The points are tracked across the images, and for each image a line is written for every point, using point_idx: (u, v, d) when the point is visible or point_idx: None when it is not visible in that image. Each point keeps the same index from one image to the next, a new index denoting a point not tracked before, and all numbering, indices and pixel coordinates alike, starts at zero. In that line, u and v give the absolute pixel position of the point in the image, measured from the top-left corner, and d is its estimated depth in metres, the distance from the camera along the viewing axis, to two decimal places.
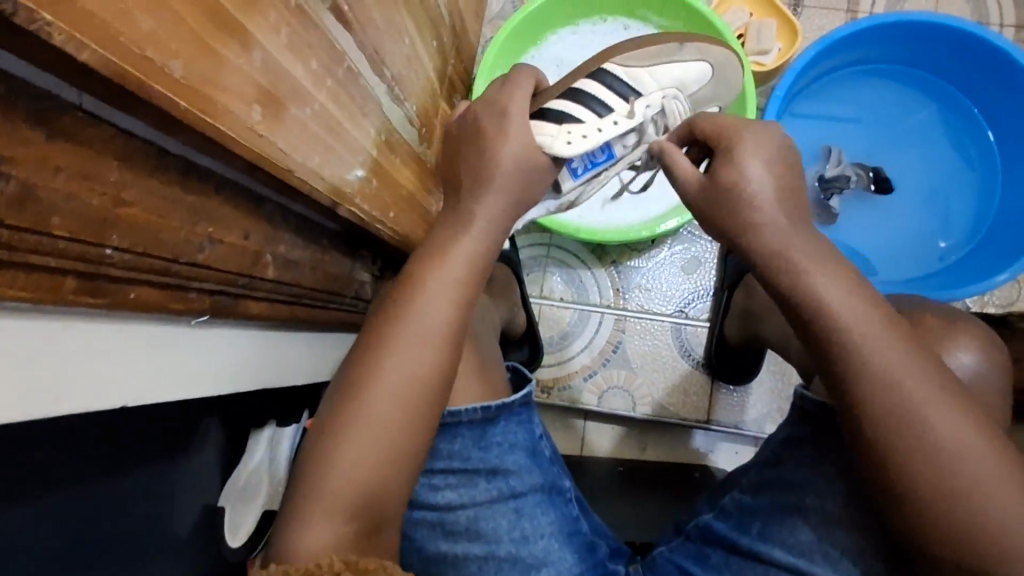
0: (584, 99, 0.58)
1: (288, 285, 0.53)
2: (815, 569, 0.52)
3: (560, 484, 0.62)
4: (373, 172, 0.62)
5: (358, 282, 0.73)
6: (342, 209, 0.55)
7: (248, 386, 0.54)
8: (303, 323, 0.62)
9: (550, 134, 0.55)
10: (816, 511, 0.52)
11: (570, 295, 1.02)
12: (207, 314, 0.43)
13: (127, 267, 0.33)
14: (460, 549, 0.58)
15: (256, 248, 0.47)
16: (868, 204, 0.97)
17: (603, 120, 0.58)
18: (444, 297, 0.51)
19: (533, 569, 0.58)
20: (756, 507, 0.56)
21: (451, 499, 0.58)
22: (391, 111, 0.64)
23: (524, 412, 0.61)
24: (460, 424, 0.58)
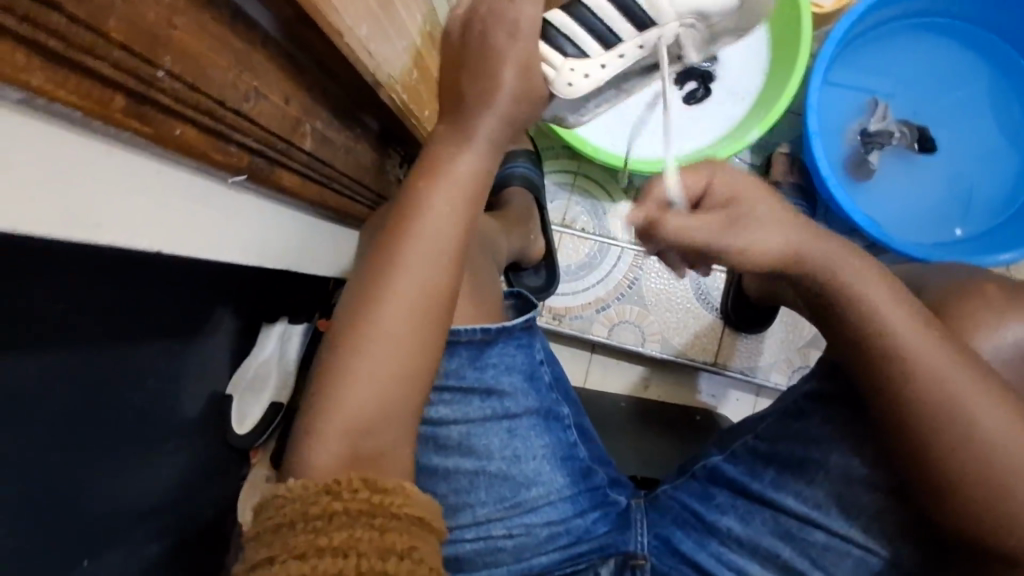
0: (593, 23, 0.52)
1: (322, 163, 0.52)
2: (827, 520, 0.53)
3: (558, 410, 0.62)
4: (415, 63, 0.60)
5: (385, 181, 0.72)
6: (381, 93, 0.54)
7: (274, 263, 0.54)
8: (330, 213, 0.61)
9: (551, 67, 0.52)
10: (833, 465, 0.53)
11: (592, 227, 1.01)
12: (245, 175, 0.42)
13: (175, 98, 0.33)
14: (451, 463, 0.58)
15: (296, 115, 0.46)
16: (905, 164, 0.95)
17: (607, 55, 0.52)
18: (448, 215, 0.48)
19: (522, 487, 0.60)
20: (772, 456, 0.56)
21: (445, 414, 0.58)
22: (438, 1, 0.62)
23: (521, 336, 0.60)
24: (458, 343, 0.56)
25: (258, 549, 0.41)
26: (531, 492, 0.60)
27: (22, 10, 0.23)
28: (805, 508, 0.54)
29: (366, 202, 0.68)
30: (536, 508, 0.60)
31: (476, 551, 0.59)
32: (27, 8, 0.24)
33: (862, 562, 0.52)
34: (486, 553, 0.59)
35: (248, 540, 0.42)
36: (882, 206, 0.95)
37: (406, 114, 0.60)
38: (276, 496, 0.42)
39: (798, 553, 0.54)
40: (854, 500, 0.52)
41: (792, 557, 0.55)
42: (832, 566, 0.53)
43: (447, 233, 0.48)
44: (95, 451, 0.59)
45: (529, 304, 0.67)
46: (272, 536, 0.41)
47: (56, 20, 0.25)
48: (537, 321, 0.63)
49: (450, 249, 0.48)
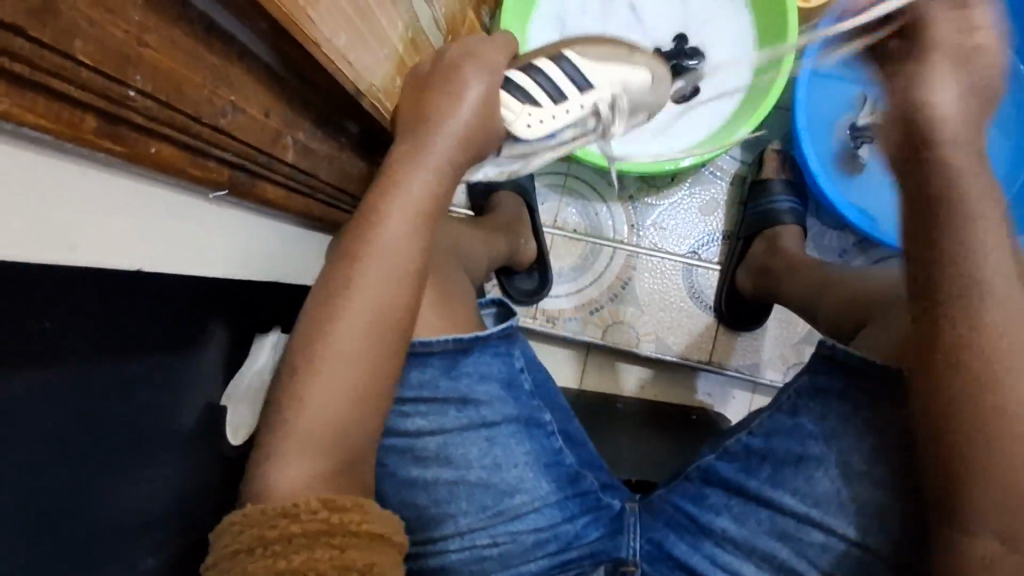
0: (545, 81, 0.58)
1: (305, 173, 0.52)
2: (827, 518, 0.53)
3: (539, 417, 0.62)
4: (398, 70, 0.60)
5: None
6: (364, 102, 0.54)
7: (260, 276, 0.54)
8: (317, 222, 0.60)
9: (513, 111, 0.57)
10: (830, 462, 0.53)
11: (583, 228, 1.01)
12: (225, 189, 0.42)
13: (147, 116, 0.32)
14: (430, 474, 0.58)
15: (277, 127, 0.46)
16: None
17: (557, 107, 0.58)
18: (397, 228, 0.50)
19: (505, 495, 0.59)
20: (768, 453, 0.56)
21: (420, 425, 0.58)
22: (420, 8, 0.62)
23: (497, 342, 0.59)
24: (431, 354, 0.57)
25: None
26: (514, 499, 0.60)
27: None
28: (797, 506, 0.54)
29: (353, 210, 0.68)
30: (521, 515, 0.60)
31: (463, 561, 0.59)
32: None
33: (861, 561, 0.51)
34: (472, 562, 0.59)
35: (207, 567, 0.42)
36: (874, 200, 0.94)
37: (389, 121, 0.60)
38: (233, 522, 0.42)
39: (793, 552, 0.54)
40: (844, 494, 0.52)
41: (789, 558, 0.54)
42: (828, 565, 0.53)
43: (405, 250, 0.50)
44: (91, 467, 0.59)
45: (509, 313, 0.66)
46: (231, 562, 0.41)
47: (20, 44, 0.25)
48: (516, 328, 0.62)
49: (404, 259, 0.50)
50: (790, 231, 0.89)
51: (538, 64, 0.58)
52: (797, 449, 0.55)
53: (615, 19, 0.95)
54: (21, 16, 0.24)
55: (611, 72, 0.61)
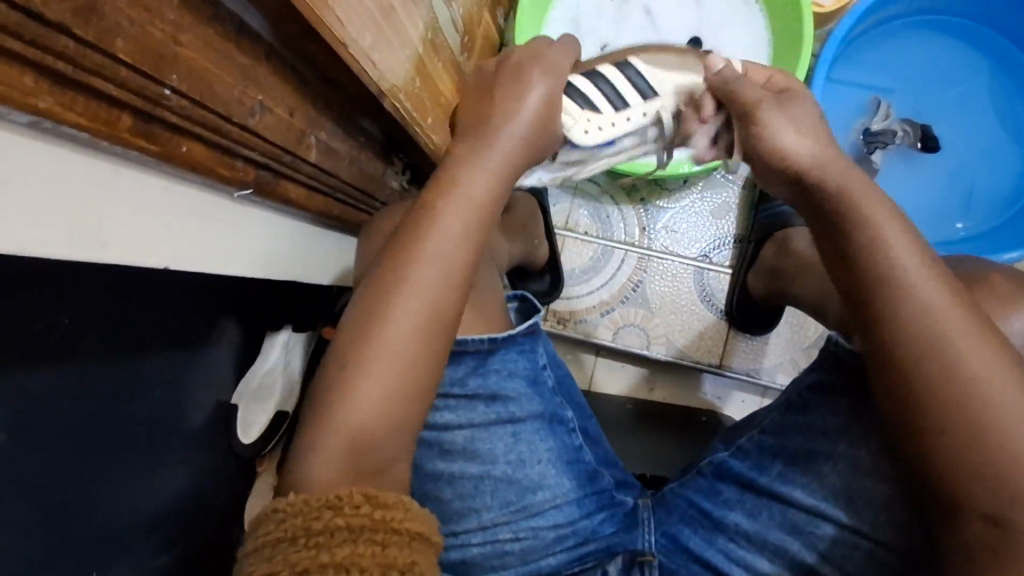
0: (608, 89, 0.57)
1: (327, 173, 0.52)
2: (838, 514, 0.53)
3: (562, 414, 0.62)
4: (417, 71, 0.60)
5: (389, 188, 0.72)
6: (385, 102, 0.54)
7: (279, 276, 0.54)
8: (335, 222, 0.60)
9: (572, 116, 0.56)
10: (843, 459, 0.53)
11: (595, 230, 1.01)
12: (250, 188, 0.42)
13: (181, 115, 0.32)
14: (456, 468, 0.58)
15: (301, 127, 0.46)
16: (908, 163, 0.94)
17: (618, 114, 0.57)
18: (453, 225, 0.48)
19: (528, 491, 0.59)
20: (780, 451, 0.56)
21: (449, 420, 0.58)
22: (439, 9, 0.62)
23: (527, 342, 0.60)
24: (464, 352, 0.57)
25: (258, 565, 0.41)
26: (537, 496, 0.60)
27: (29, 34, 0.23)
28: (813, 501, 0.54)
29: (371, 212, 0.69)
30: (542, 511, 0.60)
31: (485, 556, 0.58)
32: (34, 31, 0.23)
33: (873, 553, 0.51)
34: (494, 557, 0.58)
35: (244, 555, 0.42)
36: None
37: (407, 123, 0.60)
38: (275, 510, 0.42)
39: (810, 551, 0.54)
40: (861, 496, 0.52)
41: (800, 551, 0.54)
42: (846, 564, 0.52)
43: (456, 252, 0.48)
44: (104, 461, 0.59)
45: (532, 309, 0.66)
46: (271, 551, 0.41)
47: (64, 42, 0.25)
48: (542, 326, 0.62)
49: (460, 259, 0.48)
50: (801, 229, 0.85)
51: (602, 70, 0.57)
52: (812, 446, 0.55)
53: (630, 23, 0.96)
54: (65, 15, 0.24)
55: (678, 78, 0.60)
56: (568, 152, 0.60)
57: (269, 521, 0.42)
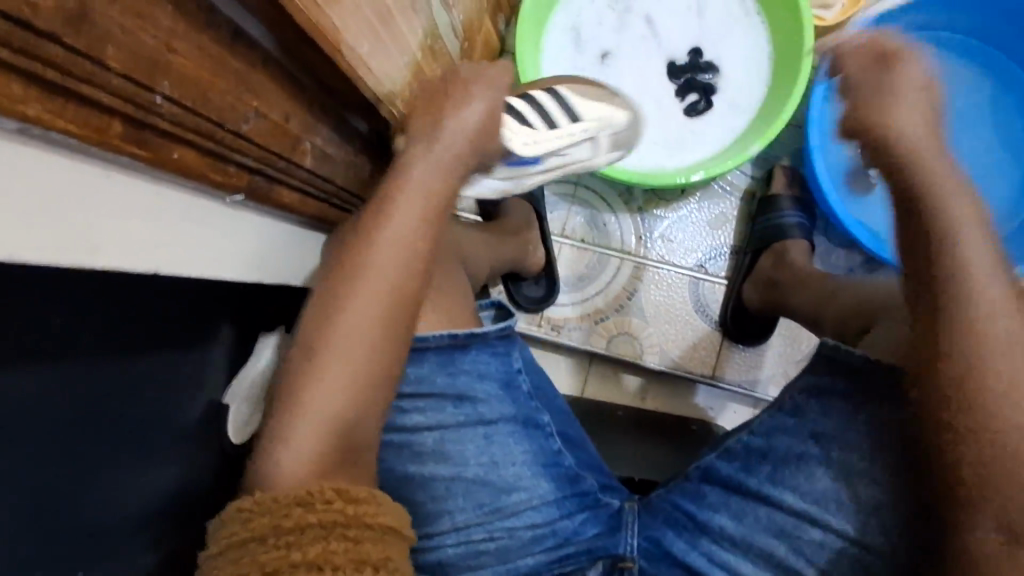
0: (538, 113, 0.64)
1: (321, 178, 0.52)
2: (826, 517, 0.53)
3: (538, 418, 0.62)
4: (415, 76, 0.60)
5: None
6: (382, 108, 0.53)
7: (270, 279, 0.54)
8: (328, 224, 0.61)
9: (512, 130, 0.61)
10: (835, 462, 0.53)
11: (591, 238, 1.01)
12: (241, 193, 0.42)
13: (173, 122, 0.32)
14: (427, 470, 0.58)
15: (296, 132, 0.45)
16: None
17: (549, 131, 0.64)
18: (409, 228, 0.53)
19: (501, 493, 0.60)
20: (766, 455, 0.56)
21: (419, 421, 0.58)
22: (438, 15, 0.62)
23: (495, 342, 0.60)
24: (428, 349, 0.57)
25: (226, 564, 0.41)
26: (512, 497, 0.60)
27: (17, 42, 0.23)
28: (799, 506, 0.54)
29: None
30: (518, 512, 0.60)
31: (459, 556, 0.59)
32: (23, 39, 0.23)
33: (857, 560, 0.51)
34: (468, 558, 0.59)
35: (211, 557, 0.42)
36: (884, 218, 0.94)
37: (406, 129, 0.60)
38: (241, 510, 0.43)
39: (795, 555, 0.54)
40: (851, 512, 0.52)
41: (788, 556, 0.54)
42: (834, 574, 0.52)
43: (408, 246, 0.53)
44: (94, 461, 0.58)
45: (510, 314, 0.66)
46: (240, 551, 0.41)
47: (53, 50, 0.25)
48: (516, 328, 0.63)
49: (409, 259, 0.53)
50: (799, 245, 0.89)
51: (532, 98, 0.65)
52: (798, 449, 0.55)
53: (631, 30, 0.96)
54: (56, 24, 0.24)
55: (597, 108, 0.68)
56: (508, 167, 0.65)
57: (235, 523, 0.43)
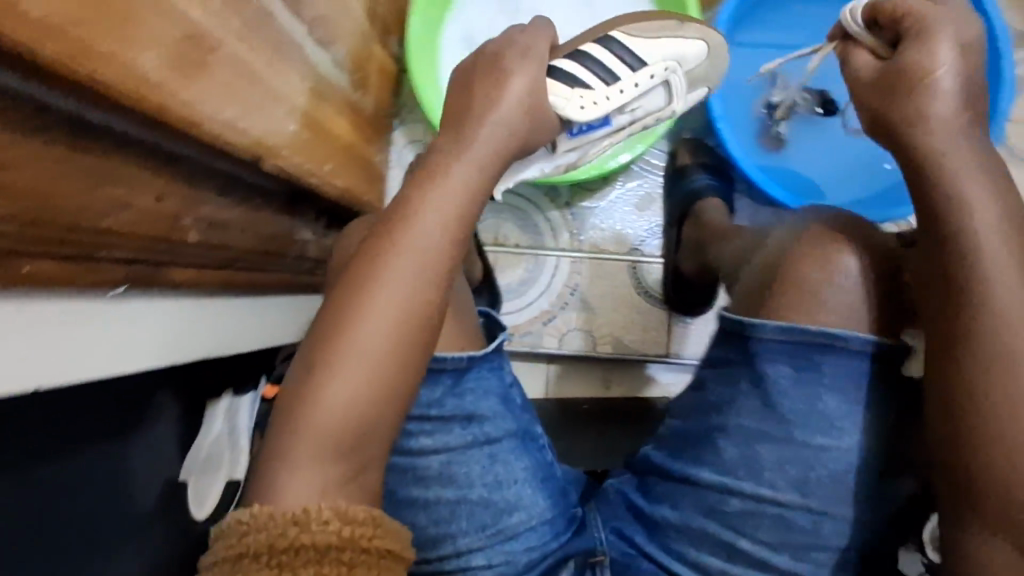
0: (597, 69, 0.64)
1: (213, 250, 0.55)
2: (763, 490, 0.54)
3: (533, 431, 0.63)
4: (304, 123, 0.59)
5: (301, 242, 0.74)
6: (268, 163, 0.53)
7: (199, 351, 0.56)
8: (246, 286, 0.63)
9: (565, 97, 0.63)
10: (736, 429, 0.55)
11: (525, 241, 1.01)
12: (125, 285, 0.44)
13: (24, 240, 0.35)
14: (431, 494, 0.59)
15: (171, 211, 0.48)
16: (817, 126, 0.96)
17: (610, 88, 0.65)
18: (432, 222, 0.53)
19: (504, 513, 0.59)
20: (688, 434, 0.58)
21: (425, 445, 0.59)
22: (316, 55, 0.62)
23: (495, 360, 0.62)
24: (443, 371, 0.58)
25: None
26: (513, 518, 0.59)
27: None
28: (726, 477, 0.55)
29: (281, 269, 0.71)
30: (517, 535, 0.59)
31: None
32: None
33: (780, 517, 0.54)
34: None
35: (208, 565, 0.44)
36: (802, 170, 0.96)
37: (299, 181, 0.62)
38: (239, 523, 0.45)
39: (739, 528, 0.55)
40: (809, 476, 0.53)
41: (730, 534, 0.55)
42: (781, 537, 0.54)
43: (432, 243, 0.53)
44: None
45: (499, 327, 0.66)
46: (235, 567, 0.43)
47: None
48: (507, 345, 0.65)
49: (435, 254, 0.53)
50: (715, 205, 0.89)
51: (587, 51, 0.64)
52: (708, 423, 0.57)
53: (526, 30, 1.00)
54: None
55: (658, 47, 0.67)
56: (565, 141, 0.69)
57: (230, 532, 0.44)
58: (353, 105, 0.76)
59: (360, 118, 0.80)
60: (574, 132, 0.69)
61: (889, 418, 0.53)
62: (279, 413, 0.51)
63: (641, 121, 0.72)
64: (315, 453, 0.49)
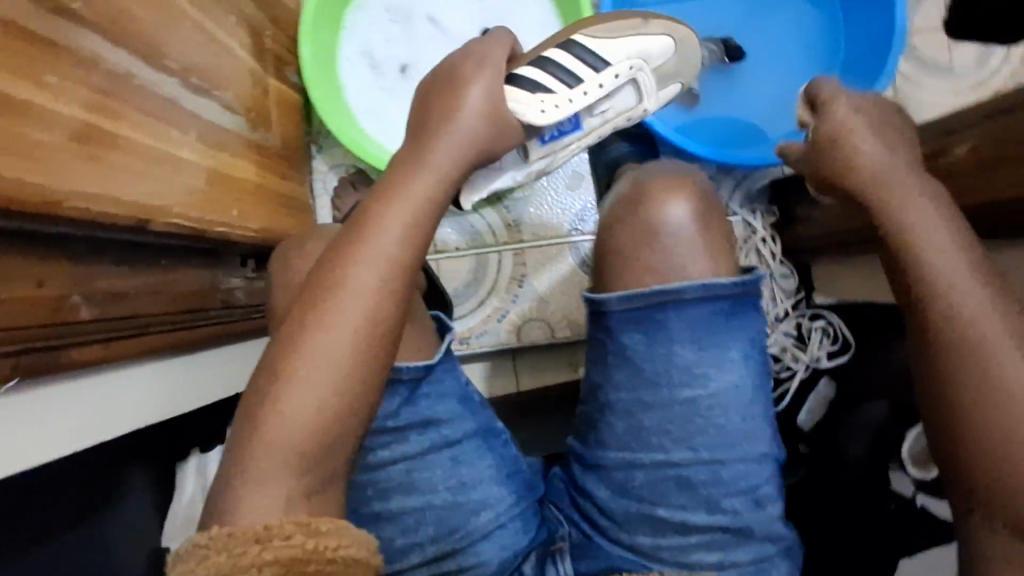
0: (561, 73, 0.69)
1: (129, 318, 0.65)
2: (672, 450, 0.60)
3: (493, 428, 0.68)
4: (214, 174, 0.81)
5: (226, 291, 0.86)
6: (158, 224, 0.67)
7: (117, 429, 0.64)
8: (169, 350, 0.72)
9: (528, 102, 0.67)
10: (628, 403, 0.61)
11: (465, 243, 1.03)
12: (14, 379, 0.52)
13: None
14: (395, 504, 0.64)
15: (55, 294, 0.57)
16: (726, 75, 0.97)
17: (573, 91, 0.70)
18: (391, 228, 0.54)
19: (470, 513, 0.65)
20: (589, 416, 0.65)
21: (384, 457, 0.63)
22: (204, 107, 0.80)
23: (447, 362, 0.66)
24: (399, 382, 0.61)
25: None
26: (480, 518, 0.65)
27: None
28: (624, 453, 0.61)
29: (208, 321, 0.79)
30: (486, 533, 0.65)
31: None
32: None
33: (682, 476, 0.60)
34: None
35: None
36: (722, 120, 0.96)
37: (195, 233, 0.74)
38: (198, 546, 0.44)
39: (666, 488, 0.60)
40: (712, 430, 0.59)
41: (658, 508, 0.61)
42: (689, 490, 0.60)
43: (388, 251, 0.53)
44: None
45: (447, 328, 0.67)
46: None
47: None
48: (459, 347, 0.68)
49: (395, 264, 0.53)
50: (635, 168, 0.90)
51: (552, 57, 0.69)
52: (605, 401, 0.63)
53: (421, 33, 1.06)
54: None
55: (625, 46, 0.73)
56: (536, 148, 0.75)
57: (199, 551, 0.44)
58: (250, 142, 0.91)
59: (268, 154, 0.96)
60: (545, 139, 0.75)
61: (741, 354, 0.60)
62: (234, 428, 0.50)
63: (612, 122, 0.78)
64: (280, 469, 0.48)
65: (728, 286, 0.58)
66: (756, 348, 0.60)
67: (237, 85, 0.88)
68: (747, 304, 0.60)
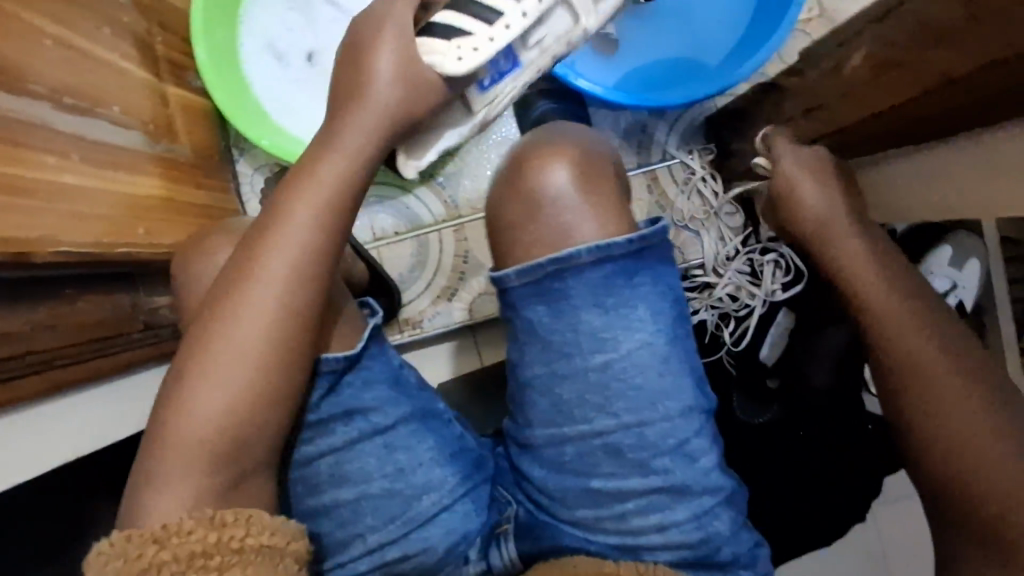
0: (477, 11, 0.60)
1: (20, 355, 0.59)
2: (597, 419, 0.63)
3: (432, 409, 0.70)
4: (108, 194, 0.75)
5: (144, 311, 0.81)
6: (40, 257, 0.61)
7: (31, 472, 0.59)
8: (79, 379, 0.66)
9: (441, 53, 0.59)
10: (549, 384, 0.64)
11: (401, 226, 0.99)
12: None
13: None
14: (330, 497, 0.66)
15: None
16: (639, 17, 0.95)
17: (494, 28, 0.59)
18: (308, 209, 0.57)
19: (412, 498, 0.67)
20: (514, 395, 0.67)
21: (314, 450, 0.64)
22: (85, 126, 0.73)
23: (376, 347, 0.67)
24: (322, 372, 0.62)
25: None
26: (421, 502, 0.67)
27: None
28: (551, 429, 0.64)
29: (127, 347, 0.76)
30: (428, 517, 0.67)
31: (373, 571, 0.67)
32: None
33: (607, 444, 0.63)
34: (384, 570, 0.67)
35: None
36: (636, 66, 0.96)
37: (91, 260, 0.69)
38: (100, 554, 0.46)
39: (601, 462, 0.64)
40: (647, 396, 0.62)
41: (592, 479, 0.64)
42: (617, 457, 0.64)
43: (300, 238, 0.56)
44: None
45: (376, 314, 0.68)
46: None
47: None
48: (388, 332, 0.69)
49: (307, 250, 0.56)
50: None
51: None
52: (518, 378, 0.66)
53: (322, 20, 1.01)
54: None
55: None
56: (477, 98, 0.64)
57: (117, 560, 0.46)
58: (158, 157, 0.85)
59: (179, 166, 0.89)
60: (486, 87, 0.64)
61: (649, 310, 0.62)
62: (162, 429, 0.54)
63: (557, 50, 0.64)
64: (191, 464, 0.53)
65: (624, 247, 0.61)
66: (666, 301, 0.63)
67: (123, 99, 0.80)
68: (650, 257, 0.62)
